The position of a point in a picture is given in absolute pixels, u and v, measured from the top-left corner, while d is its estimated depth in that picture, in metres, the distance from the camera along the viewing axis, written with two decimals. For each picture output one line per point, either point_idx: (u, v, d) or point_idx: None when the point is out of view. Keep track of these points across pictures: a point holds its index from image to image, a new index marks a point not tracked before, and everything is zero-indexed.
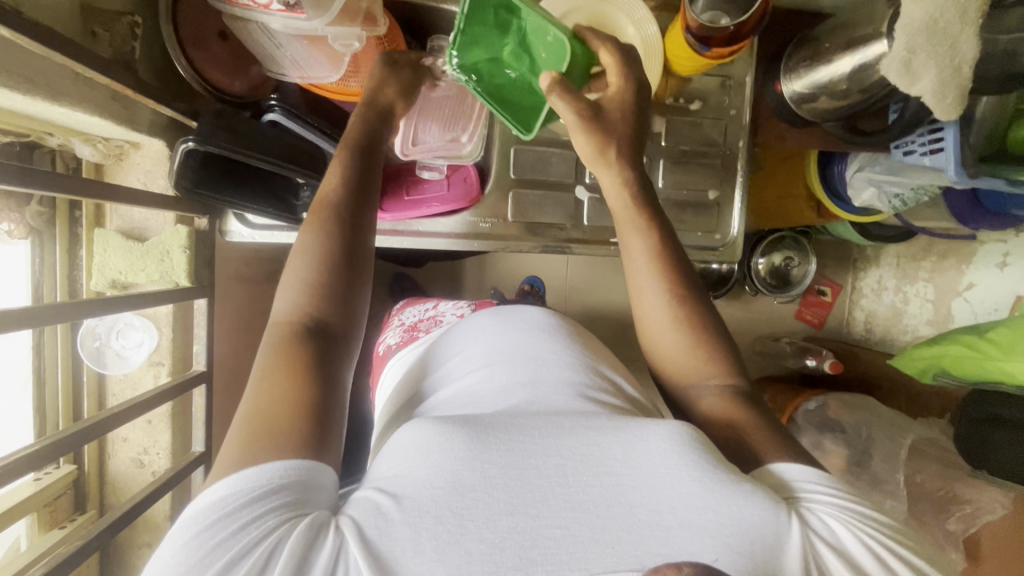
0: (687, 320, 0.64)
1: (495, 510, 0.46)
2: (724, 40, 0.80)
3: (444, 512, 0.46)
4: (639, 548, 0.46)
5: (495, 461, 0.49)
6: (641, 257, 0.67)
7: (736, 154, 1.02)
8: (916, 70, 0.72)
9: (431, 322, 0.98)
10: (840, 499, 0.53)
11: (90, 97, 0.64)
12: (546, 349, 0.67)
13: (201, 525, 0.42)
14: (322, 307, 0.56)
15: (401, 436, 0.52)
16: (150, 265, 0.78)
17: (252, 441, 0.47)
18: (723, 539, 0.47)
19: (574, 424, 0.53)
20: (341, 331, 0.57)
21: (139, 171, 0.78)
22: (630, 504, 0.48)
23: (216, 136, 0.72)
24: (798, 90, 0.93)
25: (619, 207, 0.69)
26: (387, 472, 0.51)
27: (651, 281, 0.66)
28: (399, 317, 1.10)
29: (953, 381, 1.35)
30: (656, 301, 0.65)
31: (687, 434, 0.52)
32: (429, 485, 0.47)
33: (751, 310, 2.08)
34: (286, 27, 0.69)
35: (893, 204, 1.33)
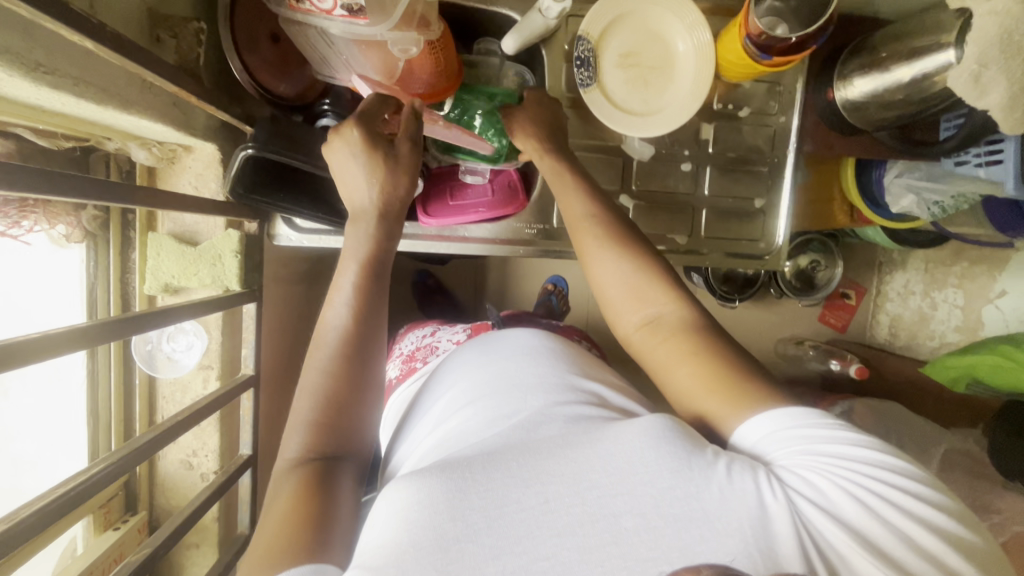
0: (631, 259, 0.71)
1: (481, 557, 0.46)
2: (784, 49, 0.78)
3: (426, 564, 0.45)
4: (631, 558, 0.46)
5: (474, 507, 0.49)
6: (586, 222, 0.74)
7: (782, 162, 1.00)
8: (985, 83, 0.70)
9: (428, 351, 0.97)
10: (814, 447, 0.52)
11: (153, 104, 0.63)
12: (525, 370, 0.66)
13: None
14: (326, 437, 0.59)
15: (388, 491, 0.53)
16: (203, 270, 0.78)
17: (264, 560, 0.48)
18: (718, 529, 0.46)
19: (551, 452, 0.53)
20: (341, 442, 0.60)
21: (192, 174, 0.77)
22: (616, 514, 0.48)
23: (272, 141, 0.72)
24: (851, 98, 0.91)
25: (567, 196, 0.78)
26: (367, 544, 0.50)
27: (594, 240, 0.73)
28: (401, 346, 1.09)
29: (988, 390, 1.34)
30: (608, 249, 0.72)
31: (658, 427, 0.53)
32: (409, 543, 0.46)
33: (774, 313, 2.07)
34: (345, 32, 0.69)
35: (932, 212, 1.31)
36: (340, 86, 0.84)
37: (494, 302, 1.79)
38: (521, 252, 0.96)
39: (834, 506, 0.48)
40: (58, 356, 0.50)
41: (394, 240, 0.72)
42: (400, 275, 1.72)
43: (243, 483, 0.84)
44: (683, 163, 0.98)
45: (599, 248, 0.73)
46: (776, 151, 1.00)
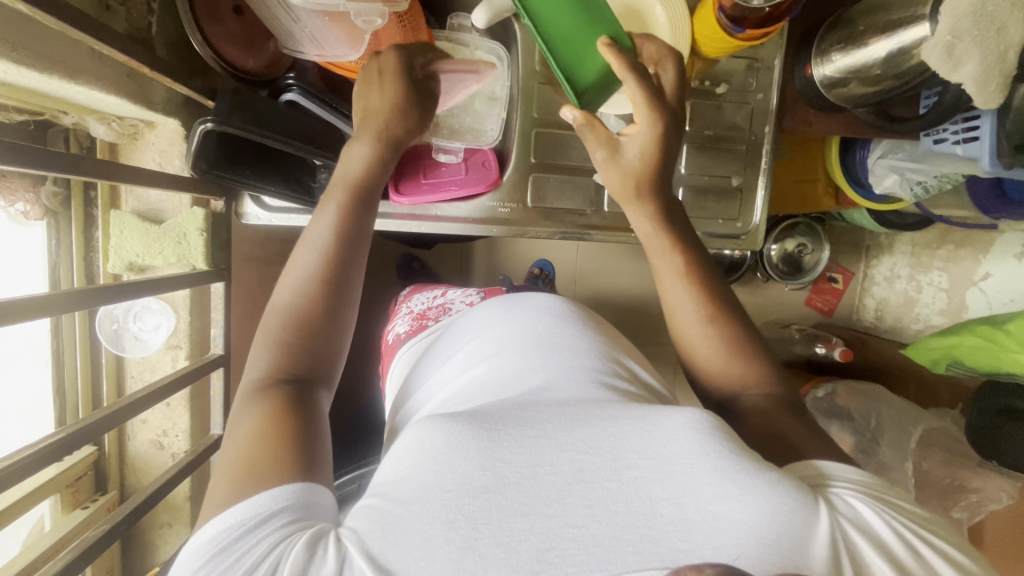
0: (718, 330, 0.69)
1: (509, 512, 0.47)
2: (758, 21, 0.78)
3: (451, 513, 0.47)
4: (662, 545, 0.47)
5: (506, 460, 0.50)
6: (672, 279, 0.72)
7: (760, 141, 0.99)
8: (959, 56, 0.69)
9: (440, 311, 1.00)
10: (866, 488, 0.56)
11: (105, 75, 0.62)
12: (553, 334, 0.68)
13: (199, 562, 0.44)
14: (293, 363, 0.59)
15: (415, 432, 0.53)
16: (167, 248, 0.77)
17: (242, 479, 0.49)
18: (748, 531, 0.48)
19: (588, 417, 0.54)
20: (317, 375, 0.61)
21: (155, 150, 0.76)
22: (651, 498, 0.49)
23: (233, 115, 0.70)
24: (829, 73, 0.90)
25: (648, 240, 0.74)
26: (390, 478, 0.52)
27: (681, 293, 0.71)
28: (406, 305, 1.11)
29: (967, 372, 1.36)
30: (695, 313, 0.70)
31: (703, 423, 0.53)
32: (439, 489, 0.48)
33: (761, 296, 2.08)
34: (307, 3, 0.66)
35: (915, 190, 1.30)
36: (306, 61, 0.82)
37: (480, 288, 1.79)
38: (497, 230, 0.95)
39: (882, 535, 0.52)
40: (11, 323, 0.50)
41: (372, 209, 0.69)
42: (384, 258, 1.71)
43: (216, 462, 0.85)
44: None
45: (691, 314, 0.70)
46: (754, 129, 0.98)
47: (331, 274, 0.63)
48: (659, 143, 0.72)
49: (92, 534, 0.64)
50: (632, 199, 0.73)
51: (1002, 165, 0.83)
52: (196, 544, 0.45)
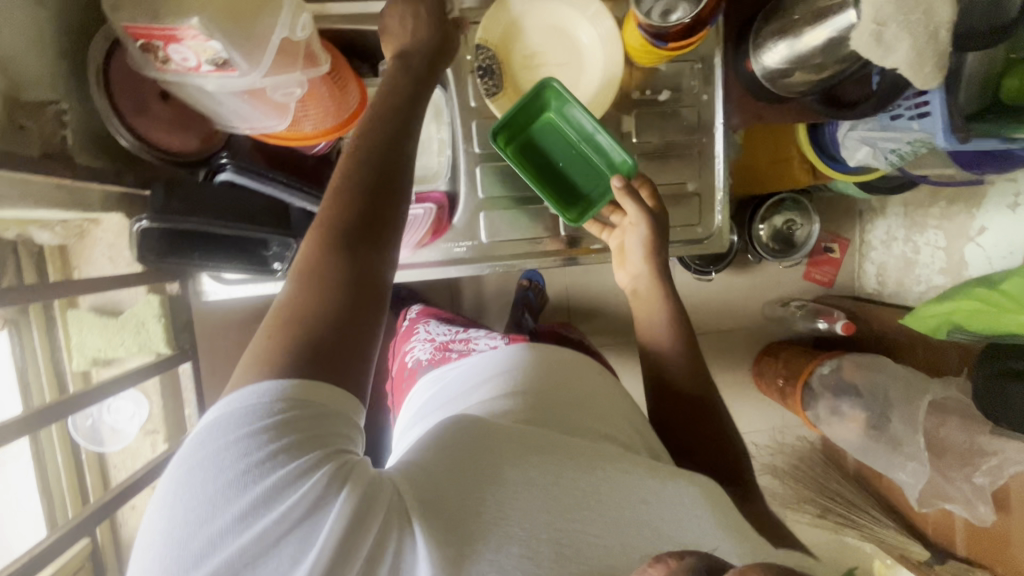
0: (684, 362, 0.81)
1: (514, 500, 0.55)
2: (681, 32, 0.77)
3: (488, 496, 0.55)
4: (624, 549, 0.56)
5: (541, 467, 0.58)
6: (668, 336, 0.82)
7: (711, 141, 0.96)
8: (888, 42, 0.67)
9: (462, 345, 1.06)
10: None
11: (30, 192, 0.63)
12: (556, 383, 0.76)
13: (228, 438, 0.46)
14: (343, 217, 0.58)
15: (441, 432, 0.60)
16: (127, 338, 0.78)
17: (273, 358, 0.51)
18: (716, 536, 0.60)
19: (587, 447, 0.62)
20: (378, 245, 0.59)
21: (103, 245, 0.77)
22: (624, 512, 0.58)
23: (169, 206, 0.71)
24: (768, 66, 0.88)
25: (646, 289, 0.83)
26: (410, 459, 0.57)
27: (666, 328, 0.82)
28: (424, 330, 1.19)
29: (969, 336, 1.33)
30: (681, 371, 0.81)
31: (700, 492, 0.63)
32: (460, 475, 0.55)
33: (757, 277, 2.04)
34: (222, 87, 0.67)
35: (891, 160, 1.25)
36: (240, 137, 0.83)
37: (472, 311, 1.79)
38: (461, 271, 0.96)
39: None
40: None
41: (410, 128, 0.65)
42: None
43: None
44: None
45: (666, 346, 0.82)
46: (704, 130, 0.96)
47: (366, 208, 0.58)
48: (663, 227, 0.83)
49: None
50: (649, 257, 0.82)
51: (958, 140, 0.80)
52: (225, 415, 0.47)
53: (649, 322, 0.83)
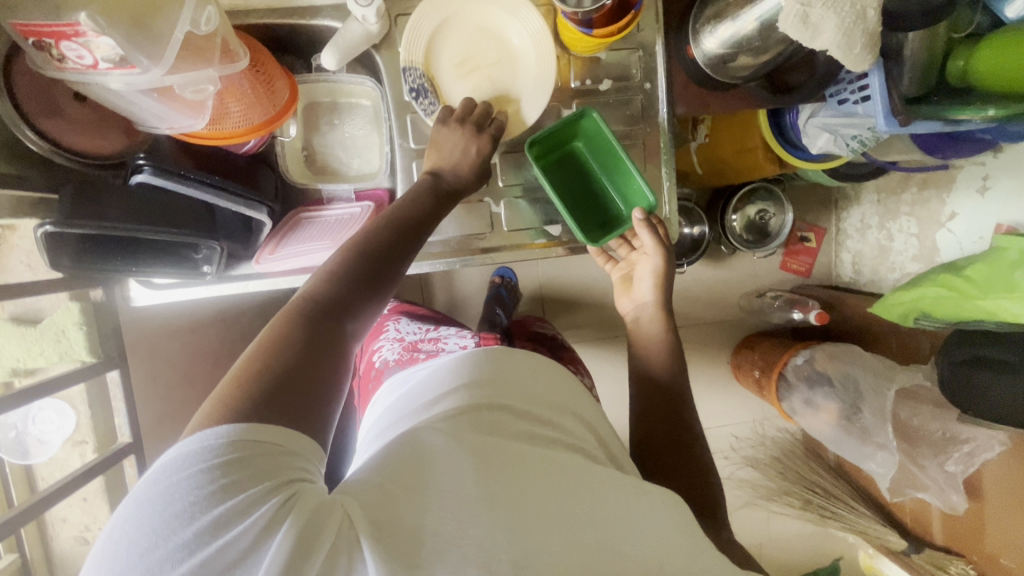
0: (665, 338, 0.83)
1: (496, 526, 0.48)
2: (606, 18, 0.74)
3: (466, 519, 0.48)
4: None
5: (508, 489, 0.51)
6: (658, 334, 0.83)
7: (657, 130, 0.95)
8: (815, 23, 0.65)
9: (430, 346, 1.05)
10: None
11: None
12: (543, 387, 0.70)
13: (178, 475, 0.44)
14: (321, 289, 0.61)
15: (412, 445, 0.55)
16: (49, 347, 0.85)
17: (250, 402, 0.49)
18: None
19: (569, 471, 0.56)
20: (348, 311, 0.62)
21: (21, 253, 0.76)
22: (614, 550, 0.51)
23: (79, 210, 0.68)
24: (708, 52, 0.85)
25: (654, 303, 0.85)
26: (373, 479, 0.52)
27: (649, 291, 0.86)
28: (394, 328, 1.18)
29: (935, 325, 1.31)
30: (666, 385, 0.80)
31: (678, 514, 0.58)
32: (443, 489, 0.50)
33: (732, 268, 2.02)
34: (128, 85, 0.64)
35: (852, 146, 1.26)
36: (160, 137, 0.81)
37: (443, 310, 1.77)
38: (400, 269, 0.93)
39: None
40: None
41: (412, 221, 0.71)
42: None
43: None
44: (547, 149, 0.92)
45: (651, 315, 0.85)
46: (648, 120, 0.94)
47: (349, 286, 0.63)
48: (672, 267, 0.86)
49: None
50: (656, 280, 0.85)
51: (898, 123, 0.77)
52: (173, 453, 0.45)
53: (642, 329, 0.85)
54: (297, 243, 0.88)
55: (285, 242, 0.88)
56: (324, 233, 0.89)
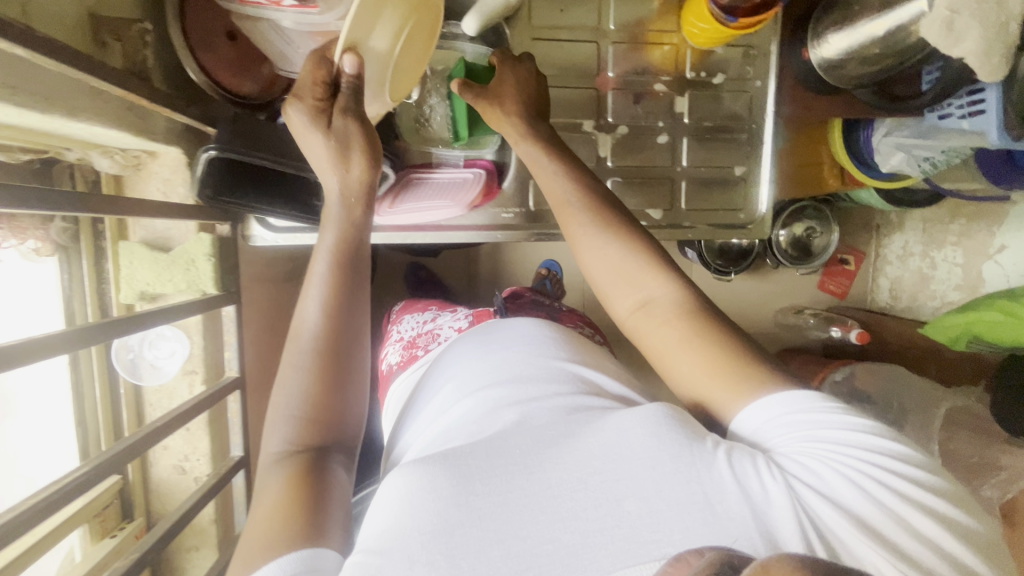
0: (619, 241, 0.68)
1: (485, 541, 0.45)
2: (750, 10, 0.77)
3: (453, 551, 0.44)
4: (635, 543, 0.44)
5: (478, 492, 0.47)
6: (595, 232, 0.69)
7: (762, 128, 0.97)
8: (959, 30, 0.67)
9: (430, 338, 0.89)
10: (839, 445, 0.49)
11: (105, 111, 0.63)
12: (528, 360, 0.63)
13: None
14: (311, 428, 0.58)
15: (391, 483, 0.51)
16: (177, 275, 0.78)
17: (263, 543, 0.48)
18: (739, 516, 0.45)
19: (552, 440, 0.51)
20: (337, 429, 0.60)
21: (159, 180, 0.77)
22: (617, 499, 0.46)
23: (236, 143, 0.71)
24: (825, 56, 0.89)
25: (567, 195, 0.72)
26: (375, 530, 0.48)
27: (568, 204, 0.71)
28: (397, 329, 1.00)
29: (988, 347, 1.35)
30: (613, 269, 0.67)
31: (660, 417, 0.51)
32: (418, 532, 0.45)
33: (772, 282, 2.05)
34: (298, 23, 0.68)
35: (923, 168, 1.30)
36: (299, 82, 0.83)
37: (488, 291, 1.82)
38: (505, 237, 0.96)
39: (840, 498, 0.46)
40: (2, 373, 0.46)
41: (361, 243, 0.67)
42: (390, 269, 1.74)
43: (237, 484, 0.86)
44: (658, 135, 0.95)
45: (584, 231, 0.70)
46: (754, 117, 0.97)
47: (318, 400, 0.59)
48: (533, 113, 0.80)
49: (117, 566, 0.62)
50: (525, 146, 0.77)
51: (1011, 138, 0.81)
52: None
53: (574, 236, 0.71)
54: (412, 200, 0.90)
55: (401, 199, 0.90)
56: (435, 194, 0.91)
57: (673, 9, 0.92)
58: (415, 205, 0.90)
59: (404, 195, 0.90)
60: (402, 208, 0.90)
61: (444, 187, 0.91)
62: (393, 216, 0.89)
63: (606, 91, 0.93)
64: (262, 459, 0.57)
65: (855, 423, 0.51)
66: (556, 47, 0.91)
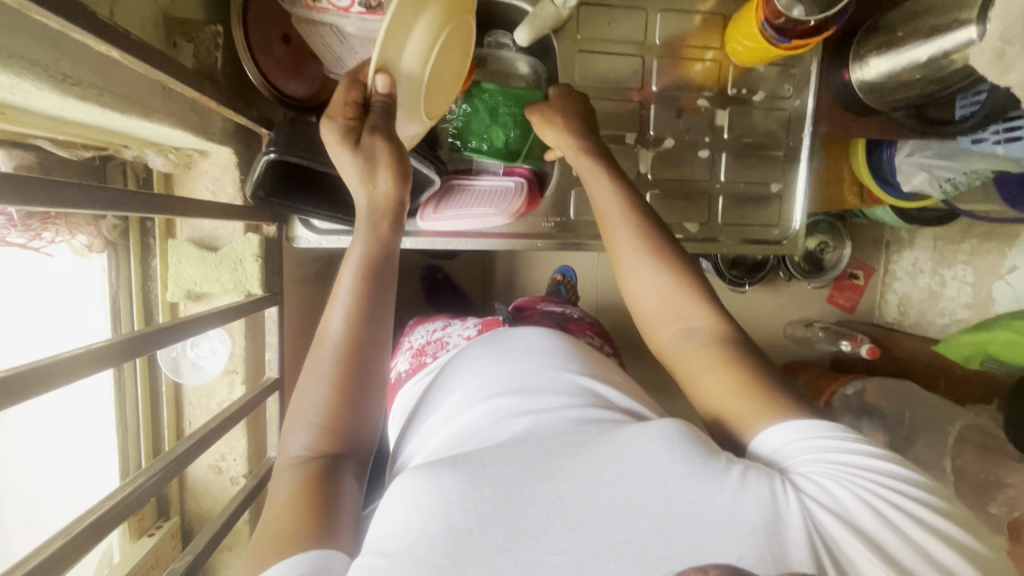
0: (667, 270, 0.68)
1: (492, 549, 0.44)
2: (804, 33, 0.78)
3: (459, 559, 0.43)
4: (644, 558, 0.43)
5: (489, 498, 0.46)
6: (633, 249, 0.70)
7: (799, 146, 0.99)
8: (1009, 60, 0.69)
9: (439, 346, 0.86)
10: (850, 467, 0.49)
11: (170, 110, 0.63)
12: (541, 372, 0.61)
13: None
14: (331, 440, 0.57)
15: (398, 485, 0.50)
16: (224, 275, 0.78)
17: (271, 550, 0.47)
18: (744, 533, 0.44)
19: (565, 448, 0.50)
20: (353, 439, 0.58)
21: (208, 179, 0.77)
22: (628, 513, 0.45)
23: (295, 146, 0.71)
24: (866, 78, 0.90)
25: (611, 206, 0.73)
26: (380, 532, 0.47)
27: (624, 224, 0.72)
28: (411, 338, 0.97)
29: (1000, 366, 1.36)
30: (658, 296, 0.68)
31: (671, 432, 0.50)
32: (424, 537, 0.44)
33: (783, 295, 2.07)
34: (360, 30, 0.70)
35: (944, 188, 1.31)
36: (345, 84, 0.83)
37: (503, 294, 1.82)
38: (544, 245, 0.96)
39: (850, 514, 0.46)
40: (47, 391, 0.44)
41: (387, 248, 0.63)
42: (407, 271, 1.74)
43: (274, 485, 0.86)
44: (702, 149, 0.97)
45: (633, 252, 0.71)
46: (792, 134, 0.99)
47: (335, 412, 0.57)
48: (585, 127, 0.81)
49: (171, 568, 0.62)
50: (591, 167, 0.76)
51: None
52: None
53: (616, 247, 0.72)
54: (454, 207, 0.90)
55: (444, 206, 0.90)
56: (476, 201, 0.91)
57: (716, 26, 0.93)
58: (457, 212, 0.90)
59: (447, 202, 0.91)
60: (444, 215, 0.90)
61: (486, 195, 0.92)
62: (437, 223, 0.89)
63: (647, 104, 0.94)
64: (277, 464, 0.56)
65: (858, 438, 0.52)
66: (601, 59, 0.92)
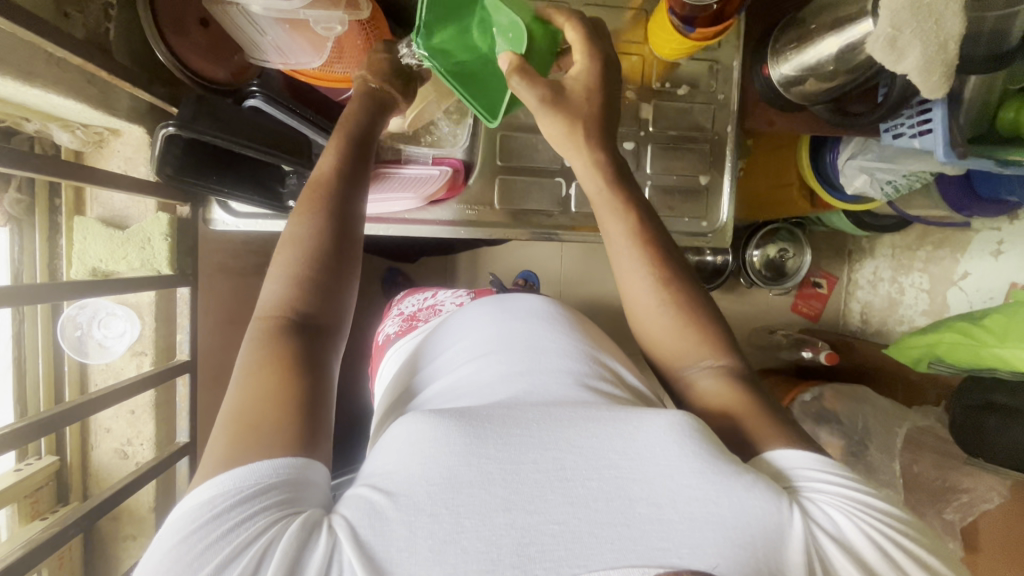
0: (674, 298, 0.62)
1: (492, 506, 0.43)
2: (709, 19, 0.81)
3: (454, 510, 0.43)
4: (641, 544, 0.43)
5: (494, 456, 0.46)
6: (621, 238, 0.65)
7: (725, 139, 1.00)
8: (902, 46, 0.71)
9: (431, 313, 0.89)
10: (845, 490, 0.49)
11: (62, 80, 0.65)
12: (544, 336, 0.62)
13: (177, 538, 0.40)
14: (306, 300, 0.54)
15: (396, 431, 0.50)
16: (133, 253, 0.81)
17: (237, 440, 0.45)
18: (730, 534, 0.43)
19: (573, 417, 0.49)
20: (329, 316, 0.55)
21: (120, 157, 0.79)
22: (630, 498, 0.44)
23: (198, 122, 0.71)
24: (785, 73, 0.91)
25: (594, 191, 0.67)
26: (381, 470, 0.48)
27: (618, 224, 0.65)
28: (401, 305, 1.01)
29: (948, 369, 1.26)
30: (664, 328, 0.62)
31: (689, 425, 0.49)
32: (425, 482, 0.44)
33: (746, 302, 2.09)
34: (266, 8, 0.69)
35: (886, 190, 1.32)
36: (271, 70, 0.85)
37: None
38: (471, 233, 0.97)
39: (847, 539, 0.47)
40: None
41: (358, 188, 0.62)
42: (367, 273, 1.74)
43: (180, 468, 0.85)
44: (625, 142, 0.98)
45: (625, 252, 0.65)
46: (718, 128, 1.00)
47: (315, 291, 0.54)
48: (600, 83, 0.68)
49: (42, 534, 0.63)
50: (569, 138, 0.67)
51: (956, 155, 0.83)
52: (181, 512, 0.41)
53: (606, 237, 0.66)
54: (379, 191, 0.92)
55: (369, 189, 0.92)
56: (400, 187, 0.92)
57: (641, 22, 0.96)
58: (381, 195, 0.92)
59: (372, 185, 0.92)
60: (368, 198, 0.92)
61: (411, 181, 0.92)
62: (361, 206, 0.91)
63: None
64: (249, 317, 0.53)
65: (837, 464, 0.52)
66: None
